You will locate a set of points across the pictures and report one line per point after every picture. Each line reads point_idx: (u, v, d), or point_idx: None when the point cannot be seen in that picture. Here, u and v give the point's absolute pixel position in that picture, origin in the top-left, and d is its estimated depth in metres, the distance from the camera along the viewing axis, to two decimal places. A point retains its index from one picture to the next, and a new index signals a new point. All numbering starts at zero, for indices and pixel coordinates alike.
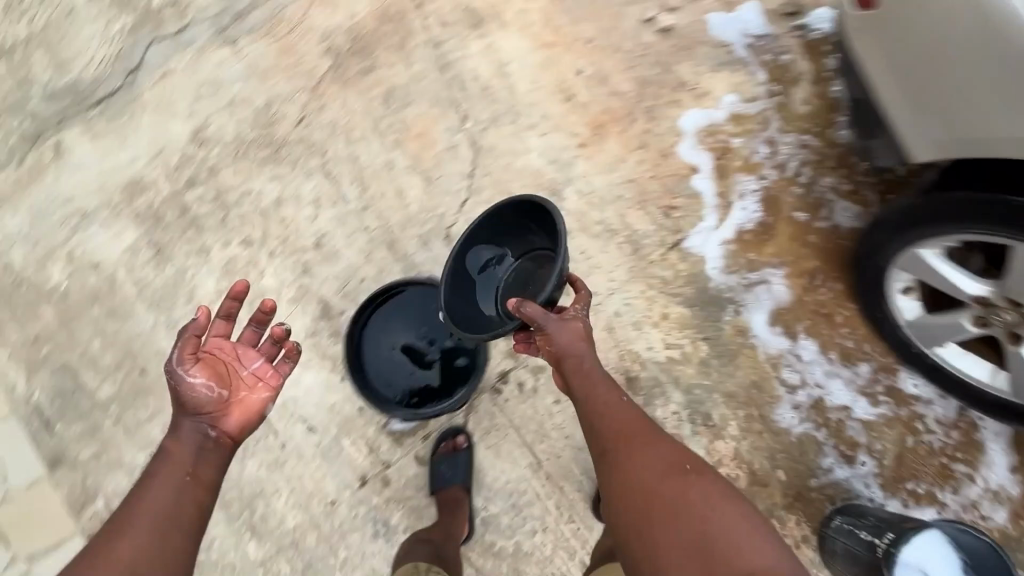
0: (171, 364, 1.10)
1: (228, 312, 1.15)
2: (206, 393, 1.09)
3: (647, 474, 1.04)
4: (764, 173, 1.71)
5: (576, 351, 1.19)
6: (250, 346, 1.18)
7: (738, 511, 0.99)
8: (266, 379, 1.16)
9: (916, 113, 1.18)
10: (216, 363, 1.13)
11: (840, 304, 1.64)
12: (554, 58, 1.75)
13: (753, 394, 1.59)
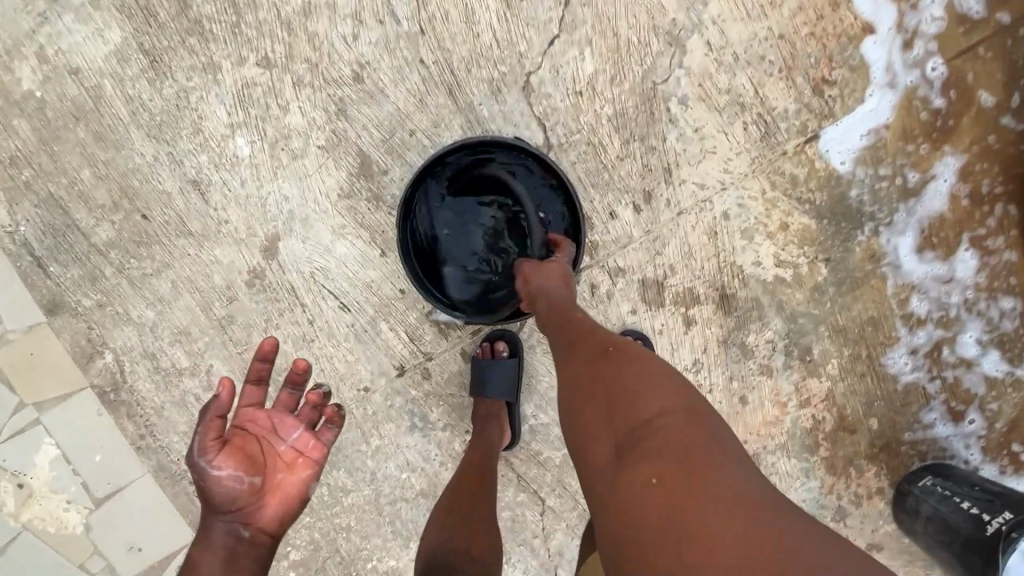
0: (189, 455, 0.88)
1: (259, 377, 0.95)
2: (236, 486, 0.88)
3: (571, 365, 0.88)
4: (964, 46, 1.25)
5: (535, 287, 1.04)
6: (286, 413, 0.98)
7: (655, 367, 0.82)
8: (308, 452, 0.97)
9: None
10: (244, 443, 0.92)
11: (1008, 238, 1.29)
12: None
13: (867, 333, 1.33)
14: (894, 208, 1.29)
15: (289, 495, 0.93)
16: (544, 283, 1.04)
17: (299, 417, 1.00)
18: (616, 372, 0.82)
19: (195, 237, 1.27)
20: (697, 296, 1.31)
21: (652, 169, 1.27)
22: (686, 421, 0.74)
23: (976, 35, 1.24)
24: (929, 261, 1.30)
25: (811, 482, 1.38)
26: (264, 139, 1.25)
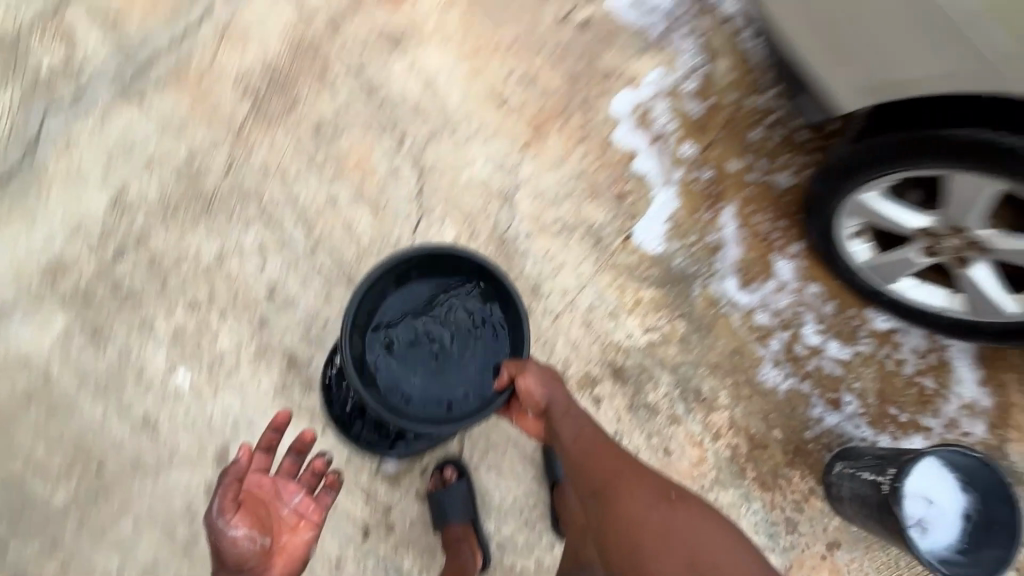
0: (212, 516, 1.16)
1: (269, 448, 1.26)
2: (250, 545, 1.17)
3: (632, 505, 1.03)
4: (706, 141, 1.72)
5: (560, 401, 1.20)
6: (289, 480, 1.30)
7: (715, 526, 1.00)
8: (307, 515, 1.29)
9: (840, 62, 1.22)
10: (257, 507, 1.23)
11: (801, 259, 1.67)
12: (480, 67, 1.74)
13: (737, 361, 1.62)
14: (711, 263, 1.66)
15: (290, 553, 1.25)
16: (548, 391, 1.21)
17: (298, 482, 1.31)
18: (682, 526, 0.99)
19: (150, 470, 1.40)
20: (595, 377, 1.57)
21: (523, 291, 1.60)
22: None
23: (711, 132, 1.72)
24: (754, 291, 1.66)
25: (754, 504, 1.55)
26: (201, 367, 1.47)
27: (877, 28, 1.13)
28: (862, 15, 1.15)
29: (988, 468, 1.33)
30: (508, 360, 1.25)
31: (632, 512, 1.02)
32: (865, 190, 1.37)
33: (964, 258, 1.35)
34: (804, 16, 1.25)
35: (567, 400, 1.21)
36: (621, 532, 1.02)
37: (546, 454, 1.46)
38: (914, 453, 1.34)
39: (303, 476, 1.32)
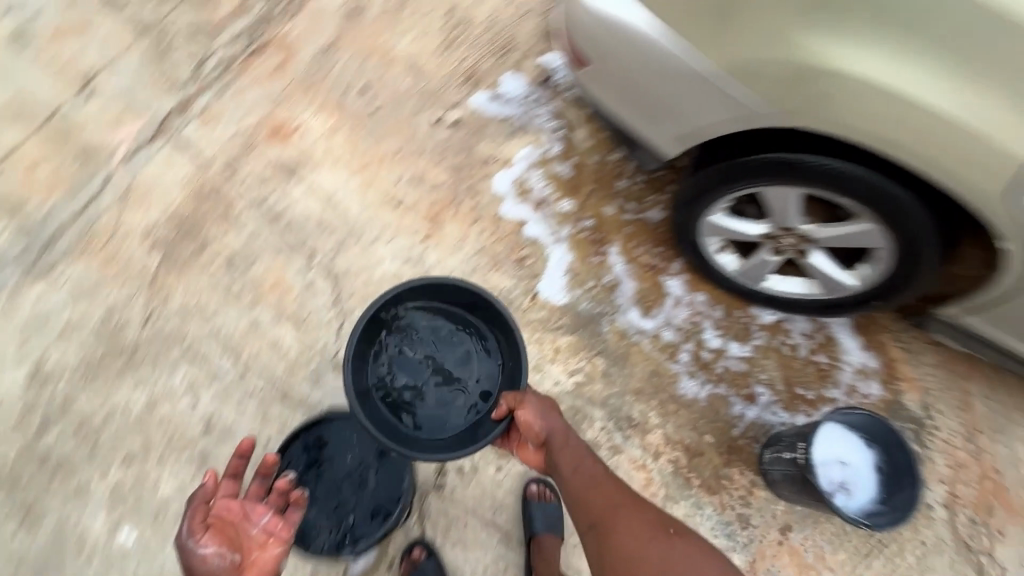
0: (181, 538, 1.12)
1: (235, 472, 1.21)
2: (220, 561, 1.12)
3: (630, 536, 1.19)
4: (583, 198, 1.96)
5: (558, 433, 1.34)
6: (257, 501, 1.23)
7: (702, 550, 1.18)
8: (276, 533, 1.21)
9: (650, 123, 1.45)
10: (225, 527, 1.17)
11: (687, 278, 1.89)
12: (371, 177, 1.95)
13: (656, 382, 1.79)
14: (613, 301, 1.86)
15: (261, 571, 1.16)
16: (548, 424, 1.34)
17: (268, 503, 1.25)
18: (675, 551, 1.16)
19: None
20: None
21: None
22: None
23: (585, 189, 1.97)
24: (656, 316, 1.85)
25: (706, 509, 1.69)
26: (137, 525, 1.53)
27: (664, 94, 1.36)
28: (654, 84, 1.36)
29: (881, 423, 1.54)
30: (506, 393, 1.38)
31: (632, 542, 1.17)
32: (711, 213, 1.65)
33: (803, 249, 1.60)
34: (610, 92, 1.48)
35: (569, 436, 1.35)
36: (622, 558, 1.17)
37: (526, 508, 1.58)
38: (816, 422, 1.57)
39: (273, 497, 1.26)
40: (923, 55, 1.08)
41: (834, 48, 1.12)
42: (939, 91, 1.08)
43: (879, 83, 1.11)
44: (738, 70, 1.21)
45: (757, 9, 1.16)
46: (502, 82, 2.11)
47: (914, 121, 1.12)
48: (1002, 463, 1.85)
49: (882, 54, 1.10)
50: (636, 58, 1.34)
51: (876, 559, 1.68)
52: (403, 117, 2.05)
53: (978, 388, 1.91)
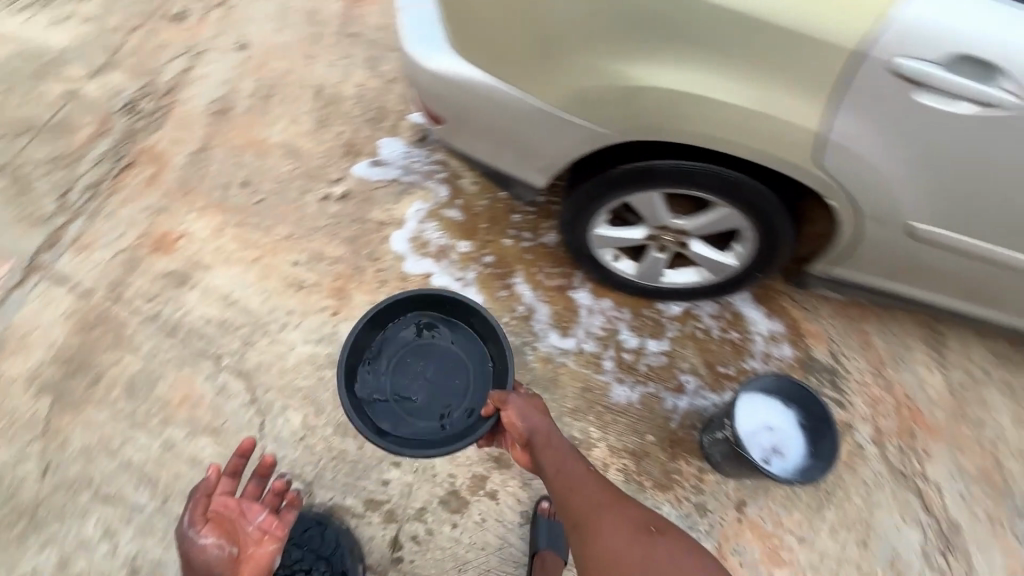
0: (184, 528, 1.29)
1: (233, 471, 1.37)
2: (218, 551, 1.28)
3: (613, 536, 1.13)
4: (482, 239, 2.03)
5: (543, 431, 1.35)
6: (253, 502, 1.40)
7: (690, 551, 1.11)
8: (271, 530, 1.38)
9: (512, 159, 1.56)
10: (223, 522, 1.34)
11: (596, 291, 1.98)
12: (267, 266, 1.94)
13: (588, 396, 1.84)
14: (531, 329, 1.92)
15: (257, 562, 1.32)
16: (531, 422, 1.36)
17: (263, 503, 1.41)
18: (659, 551, 1.09)
19: None
20: (483, 476, 1.67)
21: None
22: None
23: (482, 230, 2.04)
24: (574, 334, 1.92)
25: (664, 507, 1.73)
26: None
27: (512, 132, 1.46)
28: (506, 124, 1.45)
29: (797, 386, 1.63)
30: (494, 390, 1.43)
31: (614, 541, 1.12)
32: (594, 227, 1.76)
33: (682, 242, 1.73)
34: (471, 139, 1.58)
35: (557, 441, 1.34)
36: (603, 555, 1.11)
37: (534, 520, 1.62)
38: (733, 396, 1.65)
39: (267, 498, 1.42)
40: (726, 60, 1.12)
41: (644, 68, 1.18)
42: (748, 90, 1.14)
43: (690, 93, 1.17)
44: (567, 102, 1.30)
45: (569, 44, 1.21)
46: (382, 147, 2.20)
47: (731, 121, 1.18)
48: (911, 388, 2.01)
49: (688, 66, 1.15)
50: (477, 108, 1.45)
51: (829, 510, 1.75)
52: (290, 201, 2.07)
53: (872, 326, 2.09)
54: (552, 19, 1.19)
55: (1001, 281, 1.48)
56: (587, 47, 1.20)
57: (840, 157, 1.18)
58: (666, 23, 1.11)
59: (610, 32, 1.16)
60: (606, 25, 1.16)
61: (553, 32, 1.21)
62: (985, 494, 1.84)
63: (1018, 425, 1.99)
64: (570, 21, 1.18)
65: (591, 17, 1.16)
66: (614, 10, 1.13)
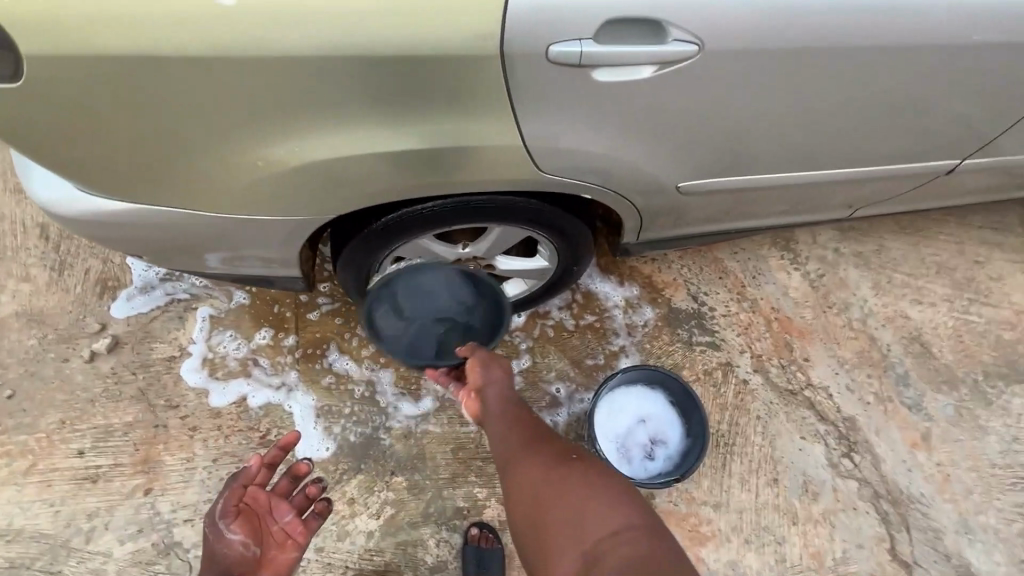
0: (218, 516, 1.26)
1: (273, 462, 1.32)
2: (241, 550, 1.23)
3: (532, 479, 1.03)
4: (290, 331, 1.76)
5: (494, 380, 1.23)
6: (283, 499, 1.32)
7: (608, 477, 1.00)
8: (293, 535, 1.29)
9: (252, 261, 1.30)
10: (252, 517, 1.28)
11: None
12: (46, 471, 1.60)
13: (461, 455, 1.65)
14: (379, 408, 1.69)
15: (276, 567, 1.25)
16: (486, 373, 1.23)
17: (292, 503, 1.33)
18: (574, 481, 0.99)
19: None
20: None
21: None
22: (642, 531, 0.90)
23: (288, 320, 1.78)
24: (427, 393, 1.72)
25: None
26: None
27: (228, 241, 1.20)
28: (215, 237, 1.18)
29: (651, 370, 1.54)
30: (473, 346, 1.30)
31: (531, 483, 1.02)
32: None
33: (486, 264, 1.53)
34: (189, 259, 1.28)
35: (505, 390, 1.22)
36: (520, 497, 1.03)
37: (463, 552, 1.54)
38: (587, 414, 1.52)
39: (298, 497, 1.35)
40: (376, 110, 0.95)
41: (299, 147, 0.98)
42: (417, 130, 0.98)
43: (364, 155, 1.00)
44: (249, 205, 1.08)
45: (203, 150, 0.98)
46: (132, 266, 1.84)
47: (425, 166, 1.03)
48: (776, 299, 1.94)
49: (343, 127, 0.97)
50: (168, 231, 1.15)
51: (734, 462, 1.69)
52: (50, 378, 1.71)
53: (721, 251, 2.01)
54: (162, 130, 0.95)
55: (784, 193, 1.45)
56: (225, 146, 0.98)
57: (563, 161, 1.08)
58: (307, 90, 0.91)
59: (242, 119, 0.94)
60: (225, 117, 0.94)
61: (175, 144, 0.97)
62: (870, 377, 1.83)
63: (881, 292, 1.97)
64: (183, 125, 0.95)
65: (203, 114, 0.93)
66: (222, 99, 0.91)
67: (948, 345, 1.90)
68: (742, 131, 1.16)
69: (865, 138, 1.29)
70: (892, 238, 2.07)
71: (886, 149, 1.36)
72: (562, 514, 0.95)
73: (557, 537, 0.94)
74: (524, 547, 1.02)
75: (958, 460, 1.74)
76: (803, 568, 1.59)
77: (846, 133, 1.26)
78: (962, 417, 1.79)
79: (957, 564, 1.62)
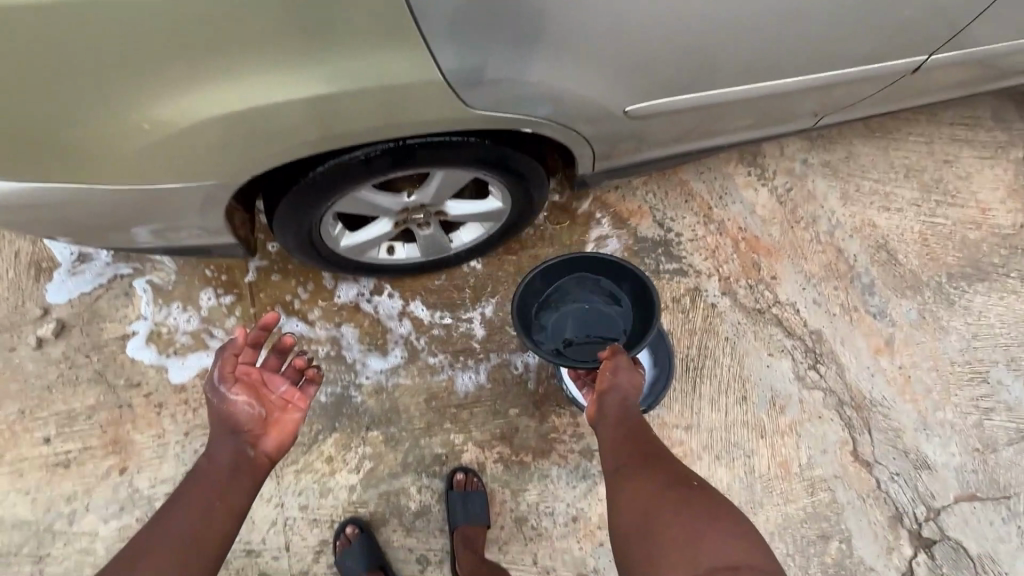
0: (212, 383, 1.09)
1: (257, 342, 1.14)
2: (248, 411, 1.09)
3: (645, 494, 1.04)
4: (244, 298, 1.70)
5: (623, 384, 1.23)
6: (275, 372, 1.18)
7: (730, 519, 0.98)
8: (295, 400, 1.17)
9: (182, 231, 1.21)
10: (250, 384, 1.13)
11: (384, 289, 1.73)
12: (15, 461, 1.57)
13: (435, 404, 1.66)
14: (346, 366, 1.67)
15: (281, 427, 1.13)
16: (620, 376, 1.23)
17: (286, 373, 1.20)
18: (696, 513, 0.98)
19: None
20: None
21: (244, 563, 1.53)
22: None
23: (241, 286, 1.71)
24: (394, 347, 1.69)
25: (553, 471, 1.64)
26: None
27: (155, 212, 1.10)
28: (140, 209, 1.08)
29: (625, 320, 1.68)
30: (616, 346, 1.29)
31: (643, 496, 1.04)
32: (337, 242, 1.44)
33: (437, 211, 1.44)
34: (114, 236, 1.18)
35: (628, 398, 1.22)
36: (630, 509, 1.04)
37: (447, 497, 1.56)
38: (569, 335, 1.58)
39: (288, 370, 1.20)
40: (262, 52, 0.88)
41: (180, 102, 0.90)
42: (310, 73, 0.91)
43: (256, 105, 0.92)
44: (132, 172, 0.98)
45: (68, 112, 0.89)
46: (50, 247, 1.72)
47: (329, 112, 0.96)
48: (743, 218, 1.90)
49: (228, 75, 0.89)
50: (87, 207, 1.05)
51: (704, 385, 1.72)
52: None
53: (687, 173, 1.93)
54: (14, 89, 0.85)
55: (745, 105, 1.35)
56: (91, 105, 0.88)
57: (487, 91, 1.02)
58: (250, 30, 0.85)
59: (179, 67, 0.87)
60: (87, 69, 0.84)
61: (34, 105, 0.87)
62: (836, 289, 1.83)
63: (848, 202, 1.93)
64: (38, 82, 0.85)
65: (61, 67, 0.83)
66: (82, 50, 0.82)
67: (913, 250, 1.89)
68: (683, 38, 1.07)
69: (820, 35, 1.19)
70: (860, 143, 2.00)
71: (848, 48, 1.26)
72: (675, 530, 0.95)
73: (667, 553, 0.93)
74: (625, 561, 1.01)
75: (919, 362, 1.78)
76: (771, 477, 1.66)
77: (801, 30, 1.15)
78: (924, 320, 1.82)
79: (915, 458, 1.70)
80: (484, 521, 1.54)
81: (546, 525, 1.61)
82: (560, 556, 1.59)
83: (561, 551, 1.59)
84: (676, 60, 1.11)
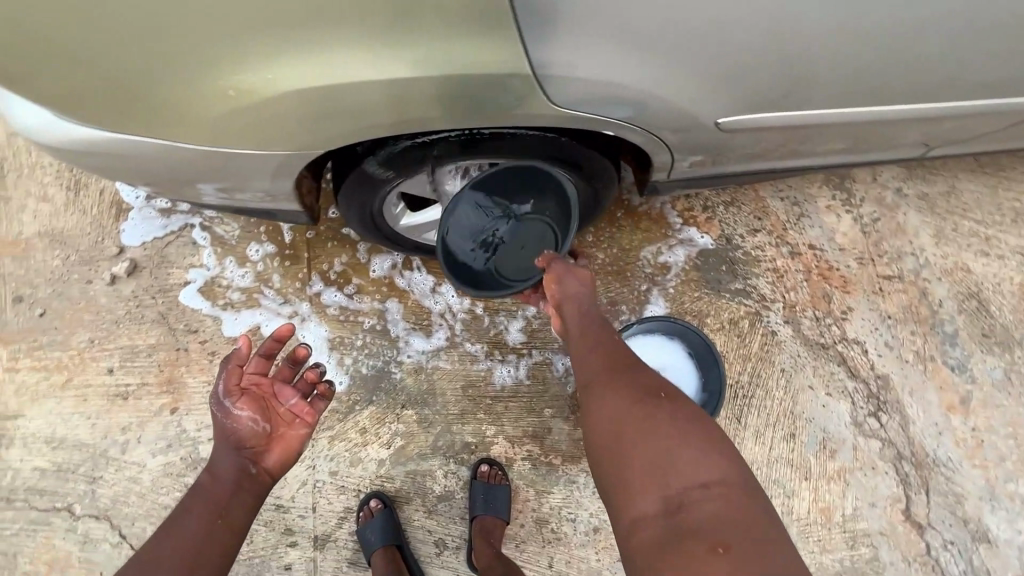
0: (220, 397, 1.13)
1: (268, 353, 1.18)
2: (251, 427, 1.12)
3: (612, 408, 0.95)
4: (302, 262, 1.74)
5: (576, 291, 1.15)
6: (287, 384, 1.21)
7: (702, 425, 0.91)
8: (303, 416, 1.19)
9: (252, 194, 1.23)
10: (255, 396, 1.16)
11: (414, 263, 1.74)
12: (81, 386, 1.69)
13: (472, 392, 1.65)
14: (391, 342, 1.68)
15: (287, 445, 1.16)
16: (571, 286, 1.15)
17: (296, 385, 1.23)
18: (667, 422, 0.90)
19: None
20: None
21: (272, 517, 1.58)
22: (729, 490, 0.83)
23: (300, 250, 1.75)
24: (438, 328, 1.70)
25: (581, 478, 1.62)
26: None
27: (230, 174, 1.13)
28: (217, 169, 1.10)
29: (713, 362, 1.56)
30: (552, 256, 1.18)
31: (612, 409, 0.95)
32: (398, 222, 1.44)
33: None
34: (189, 191, 1.22)
35: (585, 303, 1.14)
36: (600, 422, 0.96)
37: (471, 487, 1.57)
38: (659, 332, 1.60)
39: (300, 382, 1.23)
40: (350, 29, 0.86)
41: (268, 72, 0.90)
42: (399, 55, 0.89)
43: (337, 83, 0.91)
44: (213, 136, 1.00)
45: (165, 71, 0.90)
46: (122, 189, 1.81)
47: (413, 95, 0.94)
48: (820, 244, 1.77)
49: (319, 50, 0.88)
50: (169, 164, 1.08)
51: (751, 415, 1.64)
52: (76, 298, 1.74)
53: (765, 189, 1.81)
54: None
55: (846, 128, 1.24)
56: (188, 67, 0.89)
57: (576, 88, 0.97)
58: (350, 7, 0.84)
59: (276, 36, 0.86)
60: (186, 27, 0.85)
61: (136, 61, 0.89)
62: (913, 334, 1.69)
63: (942, 242, 1.76)
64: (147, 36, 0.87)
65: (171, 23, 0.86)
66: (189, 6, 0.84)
67: (1009, 303, 1.72)
68: (792, 49, 0.98)
69: (949, 60, 1.06)
70: (965, 178, 1.82)
71: (975, 77, 1.13)
72: (645, 447, 0.88)
73: (637, 470, 0.87)
74: (597, 475, 0.95)
75: (997, 426, 1.63)
76: (810, 522, 1.57)
77: (928, 51, 1.04)
78: (1009, 381, 1.66)
79: (974, 529, 1.57)
80: (505, 517, 1.53)
81: (567, 531, 1.59)
82: (576, 563, 1.57)
83: (578, 559, 1.58)
84: (779, 73, 1.03)
